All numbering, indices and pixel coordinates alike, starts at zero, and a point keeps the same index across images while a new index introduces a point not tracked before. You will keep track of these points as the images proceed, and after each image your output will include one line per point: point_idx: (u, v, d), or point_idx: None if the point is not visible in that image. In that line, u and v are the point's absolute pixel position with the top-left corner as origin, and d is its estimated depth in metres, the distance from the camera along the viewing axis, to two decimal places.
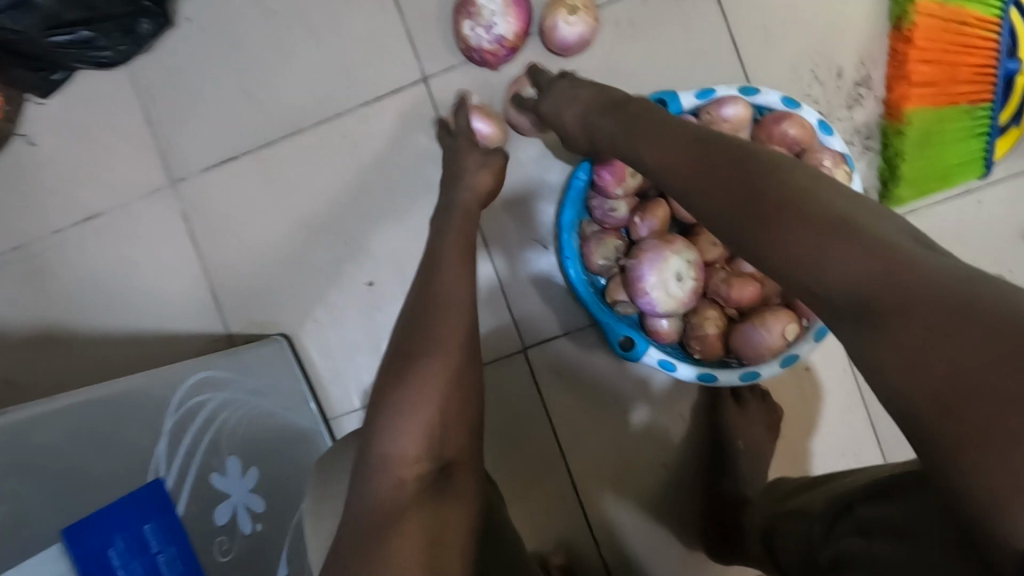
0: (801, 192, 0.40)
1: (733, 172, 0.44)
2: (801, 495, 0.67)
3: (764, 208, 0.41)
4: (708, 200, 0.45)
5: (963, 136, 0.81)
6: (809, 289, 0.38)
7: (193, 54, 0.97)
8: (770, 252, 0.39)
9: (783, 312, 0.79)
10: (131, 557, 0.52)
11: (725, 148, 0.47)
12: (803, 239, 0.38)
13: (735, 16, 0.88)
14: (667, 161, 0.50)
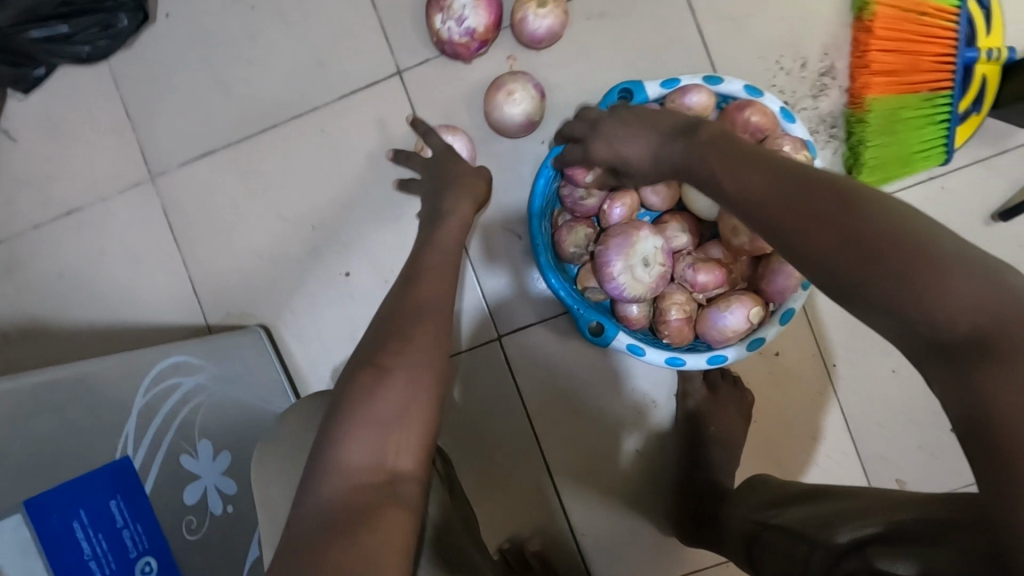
0: (915, 235, 0.40)
1: (831, 203, 0.42)
2: (787, 511, 0.66)
3: (890, 257, 0.39)
4: (806, 234, 0.42)
5: (925, 123, 0.82)
6: (921, 329, 0.38)
7: (172, 49, 0.98)
8: (889, 293, 0.39)
9: (748, 296, 0.80)
10: (95, 531, 0.53)
11: (811, 183, 0.44)
12: (928, 281, 0.38)
13: (702, 7, 0.90)
14: (753, 193, 0.47)
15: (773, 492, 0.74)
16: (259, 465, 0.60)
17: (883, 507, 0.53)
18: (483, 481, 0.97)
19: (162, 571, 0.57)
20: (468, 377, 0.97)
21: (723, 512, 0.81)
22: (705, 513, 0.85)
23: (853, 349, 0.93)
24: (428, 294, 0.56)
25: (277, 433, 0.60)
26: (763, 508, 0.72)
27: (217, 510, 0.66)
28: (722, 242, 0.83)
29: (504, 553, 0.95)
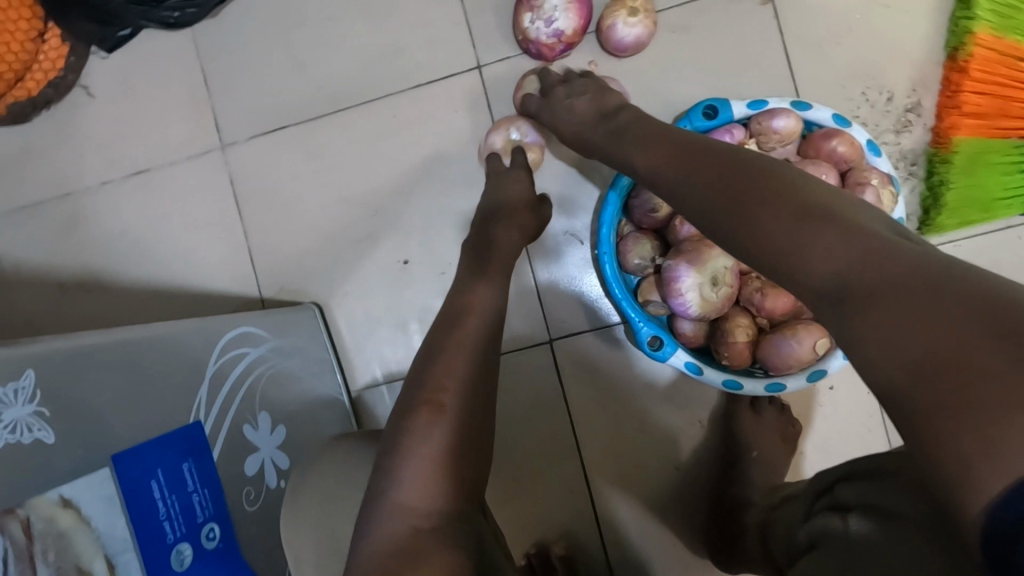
0: (782, 188, 0.44)
1: (716, 174, 0.49)
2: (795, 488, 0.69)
3: (750, 206, 0.45)
4: (693, 198, 0.50)
5: (1010, 169, 0.81)
6: (797, 279, 0.40)
7: (256, 22, 0.99)
8: (757, 243, 0.43)
9: (816, 326, 0.78)
10: (170, 493, 0.53)
11: (710, 155, 0.51)
12: (784, 229, 0.42)
13: (791, 32, 0.89)
14: (658, 168, 0.55)
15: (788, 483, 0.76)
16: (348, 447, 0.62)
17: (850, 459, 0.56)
18: (516, 483, 0.97)
19: (223, 538, 0.57)
20: (505, 378, 0.97)
21: (747, 519, 0.80)
22: (733, 526, 0.83)
23: None
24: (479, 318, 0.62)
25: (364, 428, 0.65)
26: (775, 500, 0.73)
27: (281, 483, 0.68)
28: None
29: (532, 559, 0.93)
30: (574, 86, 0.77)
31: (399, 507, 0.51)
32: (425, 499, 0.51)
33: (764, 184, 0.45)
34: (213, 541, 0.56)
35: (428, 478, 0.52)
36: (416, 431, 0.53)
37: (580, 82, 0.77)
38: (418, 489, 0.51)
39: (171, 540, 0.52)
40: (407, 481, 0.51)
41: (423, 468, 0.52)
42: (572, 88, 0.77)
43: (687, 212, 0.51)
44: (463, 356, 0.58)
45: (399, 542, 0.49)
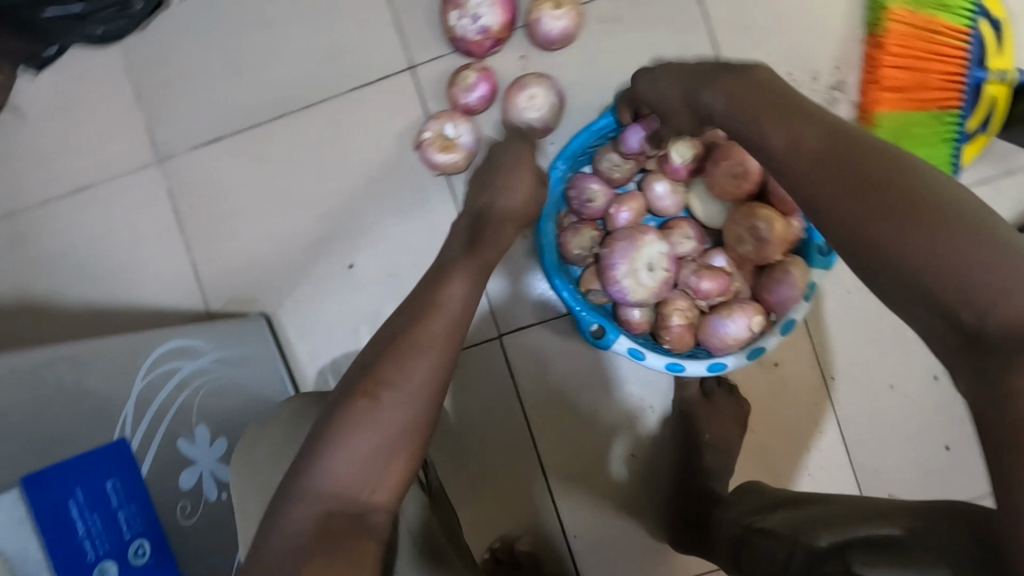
0: (986, 221, 0.36)
1: (886, 178, 0.38)
2: (770, 514, 0.66)
3: (952, 233, 0.35)
4: (854, 199, 0.38)
5: (934, 141, 0.83)
6: (962, 319, 0.34)
7: (186, 33, 0.98)
8: (938, 273, 0.35)
9: (750, 305, 0.81)
10: (90, 511, 0.53)
11: (877, 152, 0.40)
12: (986, 262, 0.34)
13: (716, 17, 0.90)
14: (794, 151, 0.43)
15: (764, 497, 0.73)
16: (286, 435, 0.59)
17: (853, 505, 0.54)
18: (476, 480, 0.97)
19: (154, 553, 0.57)
20: (460, 376, 0.97)
21: (713, 516, 0.81)
22: (698, 518, 0.85)
23: (857, 365, 0.93)
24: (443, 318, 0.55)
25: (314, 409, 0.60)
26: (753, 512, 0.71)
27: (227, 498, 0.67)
28: (726, 251, 0.84)
29: (495, 552, 0.95)
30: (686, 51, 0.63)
31: (316, 492, 0.49)
32: (355, 485, 0.49)
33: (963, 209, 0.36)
34: (142, 557, 0.56)
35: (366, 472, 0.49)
36: (341, 422, 0.50)
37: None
38: (355, 477, 0.49)
39: (92, 559, 0.52)
40: (336, 470, 0.49)
41: (347, 468, 0.49)
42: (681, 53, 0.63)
43: (829, 218, 0.40)
44: (421, 362, 0.52)
45: (309, 525, 0.48)
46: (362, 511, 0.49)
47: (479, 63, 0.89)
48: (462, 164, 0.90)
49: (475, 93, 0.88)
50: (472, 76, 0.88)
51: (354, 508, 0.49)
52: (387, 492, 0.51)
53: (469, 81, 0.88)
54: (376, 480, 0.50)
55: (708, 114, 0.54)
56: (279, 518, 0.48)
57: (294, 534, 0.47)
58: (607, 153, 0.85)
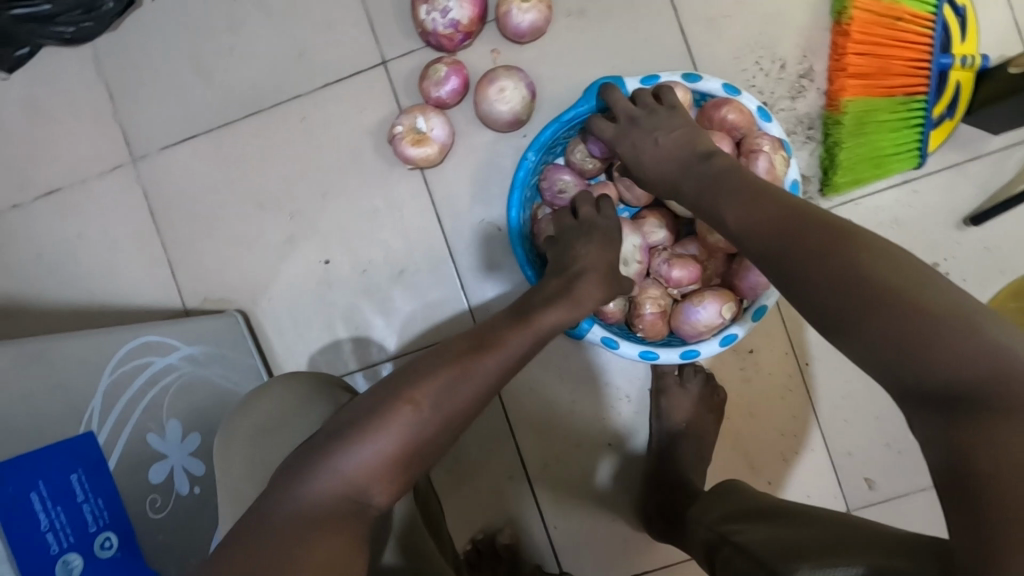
0: (904, 284, 0.42)
1: (820, 250, 0.47)
2: (746, 526, 0.65)
3: (870, 297, 0.43)
4: (804, 274, 0.47)
5: (900, 125, 0.84)
6: (902, 374, 0.41)
7: (156, 32, 0.98)
8: (874, 337, 0.42)
9: (721, 292, 0.81)
10: (54, 504, 0.53)
11: (817, 225, 0.49)
12: (909, 324, 0.41)
13: (683, 7, 0.91)
14: (753, 227, 0.53)
15: (740, 504, 0.72)
16: (261, 432, 0.61)
17: (831, 531, 0.56)
18: (456, 473, 0.97)
19: (121, 547, 0.57)
20: None
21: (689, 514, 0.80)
22: (676, 512, 0.84)
23: (830, 351, 0.94)
24: (500, 357, 0.55)
25: (319, 403, 0.62)
26: (727, 520, 0.71)
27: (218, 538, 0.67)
28: (698, 239, 0.84)
29: (478, 544, 0.95)
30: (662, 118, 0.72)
31: (343, 477, 0.49)
32: (362, 488, 0.49)
33: (885, 274, 0.43)
34: (108, 550, 0.56)
35: (375, 474, 0.50)
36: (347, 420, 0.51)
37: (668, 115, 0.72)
38: (371, 471, 0.49)
39: (56, 551, 0.52)
40: (350, 466, 0.49)
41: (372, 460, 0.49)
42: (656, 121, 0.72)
43: (785, 290, 0.49)
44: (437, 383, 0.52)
45: (293, 515, 0.47)
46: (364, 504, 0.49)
47: (449, 57, 0.89)
48: (436, 158, 0.90)
49: (448, 85, 0.88)
50: (443, 70, 0.88)
51: (359, 501, 0.49)
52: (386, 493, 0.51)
53: (440, 75, 0.88)
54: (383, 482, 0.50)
55: (681, 190, 0.65)
56: (288, 499, 0.48)
57: (275, 517, 0.47)
58: (576, 145, 0.85)
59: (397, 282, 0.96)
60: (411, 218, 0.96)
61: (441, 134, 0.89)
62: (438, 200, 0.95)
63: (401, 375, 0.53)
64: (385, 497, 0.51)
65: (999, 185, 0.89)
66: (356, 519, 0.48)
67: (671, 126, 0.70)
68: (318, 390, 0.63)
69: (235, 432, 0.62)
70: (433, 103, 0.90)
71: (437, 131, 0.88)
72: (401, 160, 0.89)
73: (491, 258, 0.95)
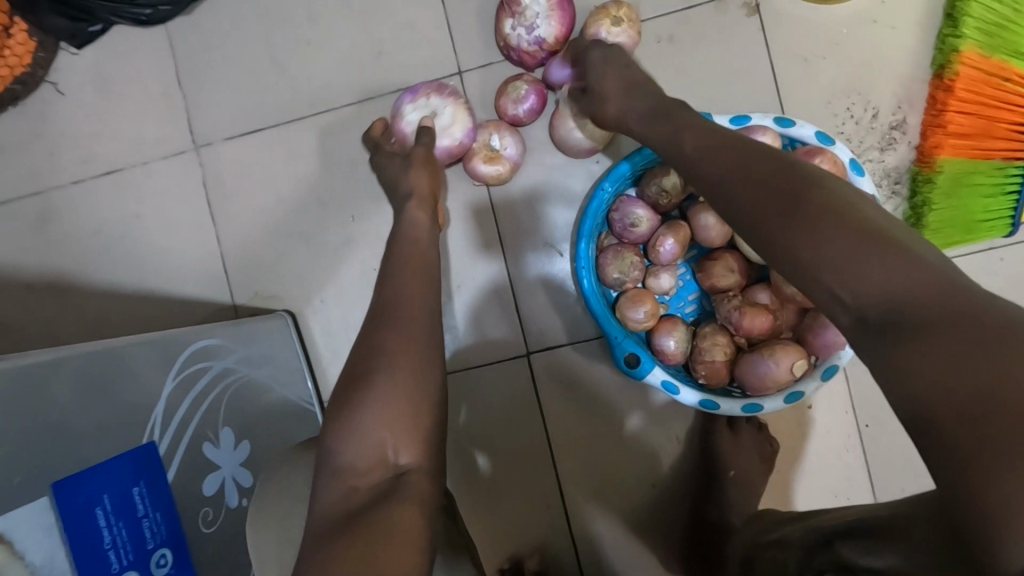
0: (838, 205, 0.42)
1: (766, 178, 0.47)
2: (781, 527, 0.66)
3: (807, 216, 0.42)
4: (745, 209, 0.47)
5: (994, 190, 0.80)
6: (839, 296, 0.40)
7: (230, 19, 0.96)
8: (807, 261, 0.42)
9: (792, 346, 0.78)
10: (117, 519, 0.51)
11: (764, 155, 0.49)
12: (845, 246, 0.40)
13: (778, 44, 0.88)
14: (704, 157, 0.53)
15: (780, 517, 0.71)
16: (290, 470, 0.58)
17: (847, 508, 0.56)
18: (491, 497, 0.95)
19: (175, 563, 0.55)
20: (477, 391, 0.95)
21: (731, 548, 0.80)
22: (712, 553, 0.84)
23: (890, 411, 0.91)
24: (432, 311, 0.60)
25: None
26: (768, 528, 0.70)
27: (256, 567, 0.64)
28: (771, 287, 0.81)
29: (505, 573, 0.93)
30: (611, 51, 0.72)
31: (341, 474, 0.49)
32: (377, 457, 0.50)
33: (820, 198, 0.43)
34: (163, 567, 0.54)
35: (374, 441, 0.50)
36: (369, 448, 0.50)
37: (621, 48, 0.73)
38: (368, 452, 0.50)
39: (117, 568, 0.50)
40: (347, 462, 0.49)
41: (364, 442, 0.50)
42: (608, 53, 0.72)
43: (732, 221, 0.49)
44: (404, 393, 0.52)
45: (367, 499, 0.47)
46: (398, 474, 0.50)
47: (528, 74, 0.87)
48: (505, 177, 0.88)
49: (524, 102, 0.86)
50: (523, 87, 0.85)
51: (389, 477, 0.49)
52: (410, 451, 0.51)
53: (518, 92, 0.85)
54: (395, 443, 0.50)
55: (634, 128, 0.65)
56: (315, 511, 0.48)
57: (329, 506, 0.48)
58: (652, 178, 0.82)
59: (452, 296, 0.95)
60: (475, 234, 0.94)
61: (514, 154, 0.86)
62: (503, 221, 0.94)
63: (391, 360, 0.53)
64: (408, 453, 0.51)
65: None
66: (394, 498, 0.47)
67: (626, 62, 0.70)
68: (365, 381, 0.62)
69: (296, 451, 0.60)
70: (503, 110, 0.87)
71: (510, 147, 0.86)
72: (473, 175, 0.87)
73: (523, 277, 0.94)
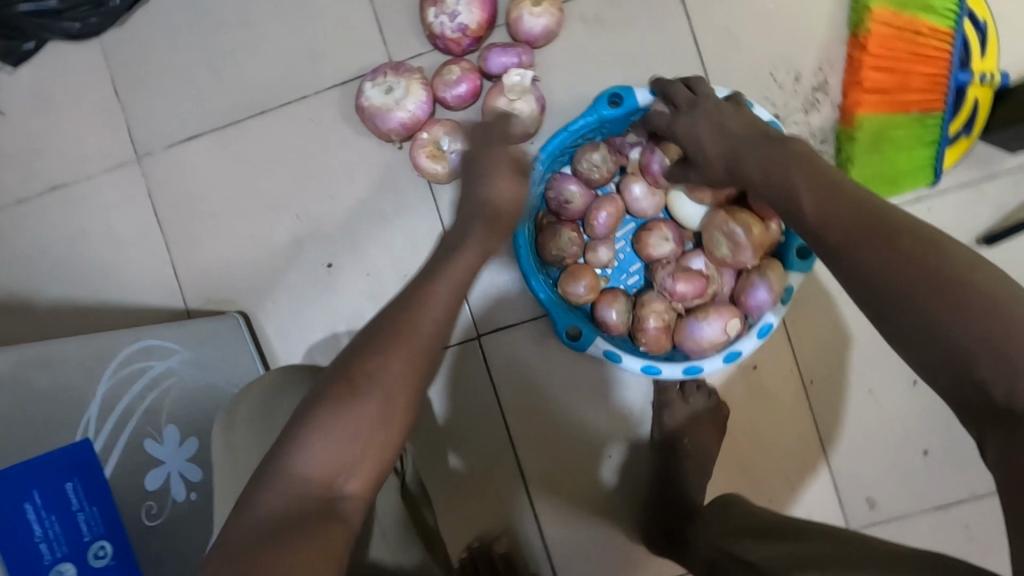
0: (997, 292, 0.42)
1: (905, 248, 0.45)
2: (748, 539, 0.65)
3: (965, 303, 0.42)
4: (880, 276, 0.46)
5: (914, 142, 0.82)
6: (989, 387, 0.41)
7: (163, 29, 0.97)
8: (960, 348, 0.42)
9: (726, 309, 0.80)
10: (48, 513, 0.54)
11: (894, 222, 0.48)
12: (1018, 339, 0.40)
13: (698, 14, 0.89)
14: (825, 214, 0.52)
15: (748, 518, 0.71)
16: (228, 459, 0.58)
17: (830, 540, 0.57)
18: (454, 482, 0.97)
19: (117, 556, 0.58)
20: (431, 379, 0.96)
21: (693, 531, 0.81)
22: (676, 530, 0.86)
23: (838, 370, 0.92)
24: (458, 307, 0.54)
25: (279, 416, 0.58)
26: (730, 535, 0.70)
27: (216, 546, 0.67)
28: (705, 253, 0.83)
29: (473, 552, 0.94)
30: (722, 108, 0.71)
31: (292, 480, 0.45)
32: (329, 477, 0.45)
33: (972, 283, 0.42)
34: (103, 559, 0.57)
35: (340, 449, 0.45)
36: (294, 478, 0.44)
37: (733, 108, 0.70)
38: (327, 464, 0.45)
39: (50, 561, 0.53)
40: (306, 466, 0.45)
41: (326, 451, 0.45)
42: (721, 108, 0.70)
43: (854, 283, 0.48)
44: (345, 419, 0.46)
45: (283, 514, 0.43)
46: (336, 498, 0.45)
47: (460, 61, 0.88)
48: (444, 178, 0.89)
49: (458, 87, 0.86)
50: (455, 73, 0.86)
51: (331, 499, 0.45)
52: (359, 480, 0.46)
53: (452, 77, 0.86)
54: (353, 466, 0.46)
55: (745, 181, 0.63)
56: (255, 506, 0.44)
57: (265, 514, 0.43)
58: (583, 153, 0.83)
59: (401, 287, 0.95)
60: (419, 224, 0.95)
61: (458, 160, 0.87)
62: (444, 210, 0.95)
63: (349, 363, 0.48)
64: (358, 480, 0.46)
65: (1015, 205, 0.87)
66: (332, 517, 0.44)
67: (737, 114, 0.68)
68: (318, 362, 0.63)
69: (228, 425, 0.60)
70: (439, 94, 0.88)
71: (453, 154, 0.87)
72: (420, 170, 0.88)
73: (467, 262, 0.95)
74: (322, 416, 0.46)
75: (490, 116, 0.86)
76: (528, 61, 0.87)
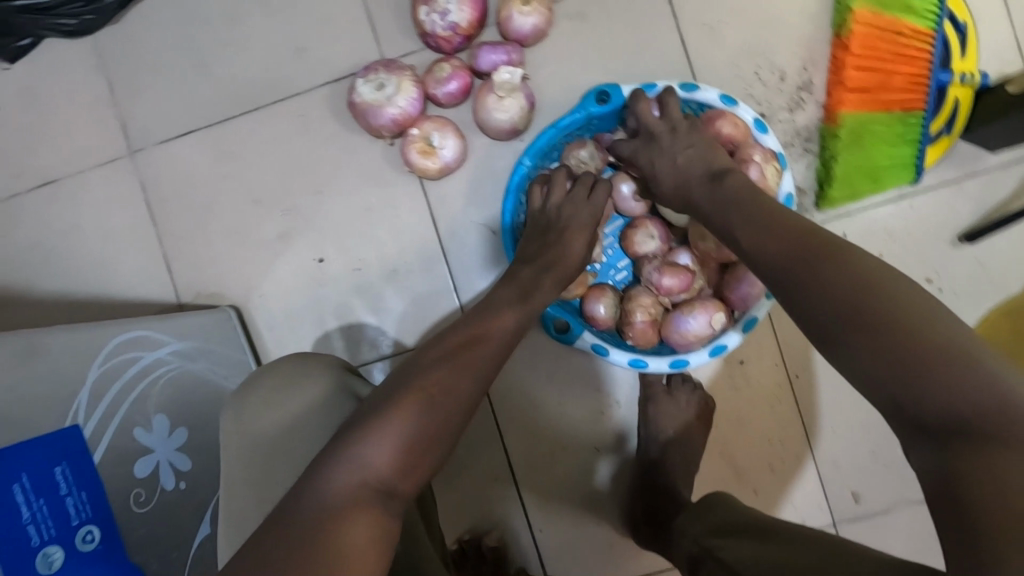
0: (906, 318, 0.43)
1: (824, 276, 0.48)
2: (729, 539, 0.65)
3: (870, 327, 0.43)
4: (804, 303, 0.48)
5: (895, 140, 0.83)
6: (899, 400, 0.42)
7: (156, 27, 0.99)
8: (871, 369, 0.43)
9: (711, 304, 0.81)
10: (36, 496, 0.55)
11: (824, 247, 0.50)
12: (927, 359, 0.41)
13: (685, 14, 0.91)
14: (763, 245, 0.55)
15: (727, 514, 0.70)
16: (226, 452, 0.59)
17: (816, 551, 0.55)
18: (444, 474, 0.97)
19: (104, 540, 0.59)
20: None
21: (677, 523, 0.80)
22: (662, 521, 0.85)
23: (822, 363, 0.93)
24: (491, 348, 0.60)
25: (300, 441, 0.59)
26: (713, 533, 0.70)
27: (206, 531, 0.69)
28: (691, 249, 0.84)
29: (464, 545, 0.95)
30: (678, 136, 0.74)
31: (364, 465, 0.49)
32: (366, 476, 0.49)
33: (884, 306, 0.44)
34: (90, 543, 0.58)
35: (397, 445, 0.50)
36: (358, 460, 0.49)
37: (687, 137, 0.73)
38: (393, 461, 0.50)
39: (36, 543, 0.54)
40: (373, 461, 0.49)
41: (390, 449, 0.50)
42: (676, 137, 0.74)
43: (787, 306, 0.51)
44: (398, 423, 0.50)
45: (347, 496, 0.47)
46: (391, 484, 0.50)
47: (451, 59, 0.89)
48: (434, 174, 0.91)
49: (449, 84, 0.88)
50: (446, 70, 0.87)
51: (386, 489, 0.49)
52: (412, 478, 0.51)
53: (443, 74, 0.87)
54: (408, 470, 0.51)
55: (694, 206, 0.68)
56: (325, 489, 0.47)
57: (325, 500, 0.47)
58: (572, 150, 0.85)
59: (390, 281, 0.96)
60: (410, 219, 0.96)
61: (448, 155, 0.88)
62: (434, 205, 0.96)
63: (409, 371, 0.55)
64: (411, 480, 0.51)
65: (994, 202, 0.89)
66: (384, 507, 0.48)
67: (686, 144, 0.72)
68: (323, 365, 0.62)
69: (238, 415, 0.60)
70: (430, 90, 0.89)
71: (443, 149, 0.88)
72: (410, 166, 0.89)
73: (457, 257, 0.96)
74: (376, 423, 0.50)
75: (479, 112, 0.87)
76: (518, 59, 0.88)
